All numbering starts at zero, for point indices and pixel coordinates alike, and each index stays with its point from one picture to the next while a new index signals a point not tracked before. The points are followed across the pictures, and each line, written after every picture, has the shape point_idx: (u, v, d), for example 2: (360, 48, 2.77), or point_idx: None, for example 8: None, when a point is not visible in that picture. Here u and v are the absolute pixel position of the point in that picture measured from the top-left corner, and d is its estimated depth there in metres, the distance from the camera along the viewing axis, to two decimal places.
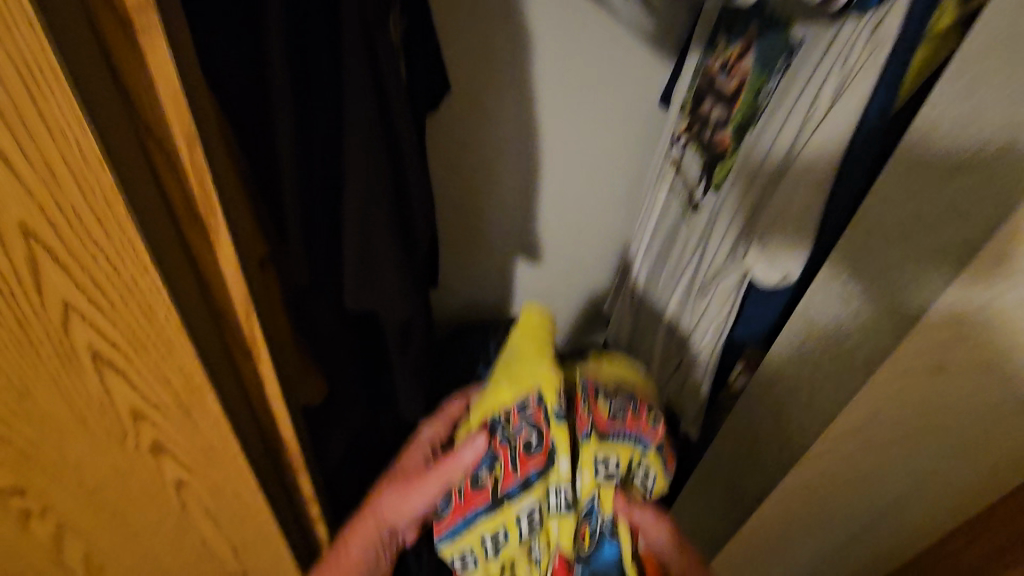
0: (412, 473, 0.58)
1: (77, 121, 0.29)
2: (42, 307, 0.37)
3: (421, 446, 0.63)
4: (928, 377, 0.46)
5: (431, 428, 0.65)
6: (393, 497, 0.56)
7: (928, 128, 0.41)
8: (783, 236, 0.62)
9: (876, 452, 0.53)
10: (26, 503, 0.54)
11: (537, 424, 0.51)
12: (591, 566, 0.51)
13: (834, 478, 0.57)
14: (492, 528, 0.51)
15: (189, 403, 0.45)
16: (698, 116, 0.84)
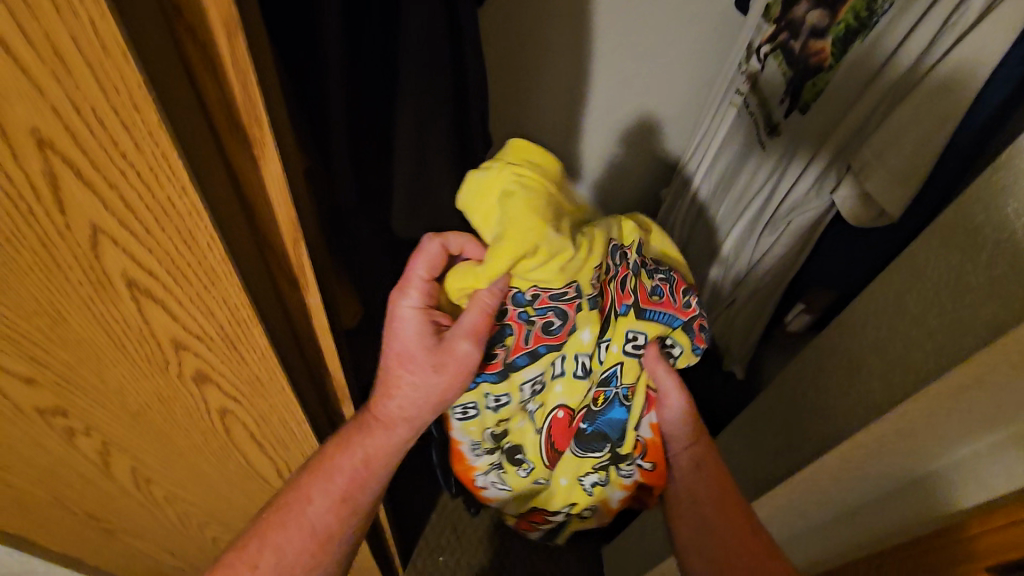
0: (427, 357, 0.51)
1: (95, 4, 0.22)
2: (68, 228, 0.32)
3: (413, 325, 0.52)
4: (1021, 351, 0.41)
5: (406, 297, 0.52)
6: (424, 376, 0.52)
7: None
8: (889, 171, 0.55)
9: (918, 428, 0.50)
10: (69, 422, 0.53)
11: (564, 309, 0.50)
12: (596, 424, 0.57)
13: (871, 449, 0.54)
14: (496, 391, 0.56)
15: (234, 336, 0.41)
16: (789, 21, 0.71)
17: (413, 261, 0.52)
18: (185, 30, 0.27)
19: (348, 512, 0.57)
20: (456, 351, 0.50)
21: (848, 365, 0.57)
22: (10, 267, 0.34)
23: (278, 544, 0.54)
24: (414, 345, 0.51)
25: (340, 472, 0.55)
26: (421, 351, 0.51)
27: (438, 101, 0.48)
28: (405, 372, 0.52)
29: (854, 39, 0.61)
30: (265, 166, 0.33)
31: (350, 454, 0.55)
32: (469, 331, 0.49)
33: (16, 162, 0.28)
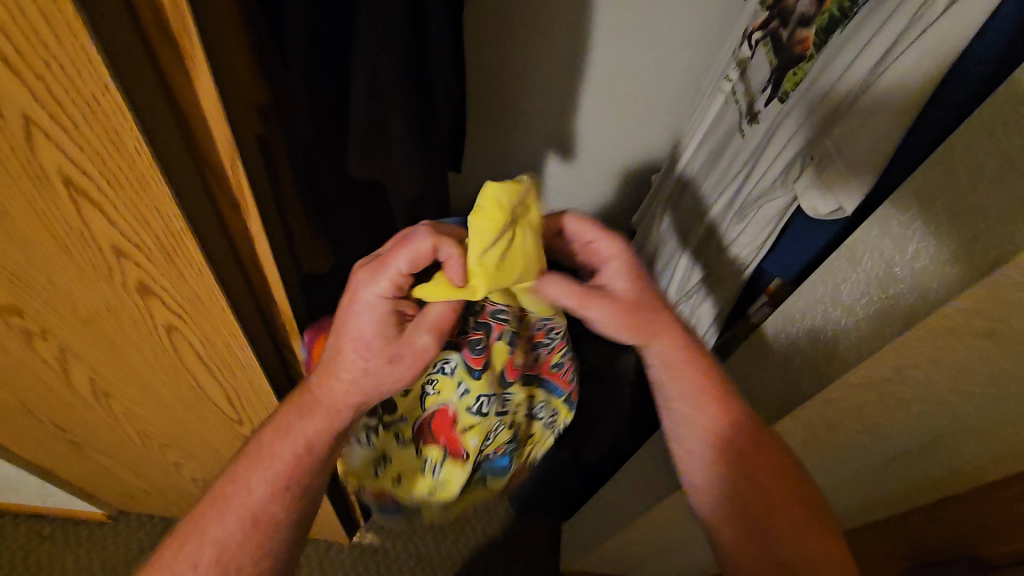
0: (395, 349, 0.57)
1: None
2: (2, 120, 0.34)
3: (374, 313, 0.56)
4: (931, 335, 0.43)
5: (380, 289, 0.55)
6: (376, 360, 0.57)
7: None
8: (848, 163, 0.55)
9: (851, 412, 0.52)
10: (26, 323, 0.56)
11: (487, 327, 0.67)
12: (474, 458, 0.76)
13: (805, 426, 0.57)
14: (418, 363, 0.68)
15: (172, 249, 0.43)
16: (780, 8, 0.71)
17: (398, 254, 0.53)
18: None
19: (289, 501, 0.56)
20: (414, 345, 0.58)
21: (787, 348, 0.59)
22: None
23: (221, 540, 0.53)
24: (373, 334, 0.56)
25: (281, 458, 0.56)
26: (377, 341, 0.57)
27: (398, 41, 0.48)
28: (358, 355, 0.57)
29: (836, 29, 0.61)
30: (195, 72, 0.35)
31: (290, 440, 0.57)
32: (432, 325, 0.58)
33: None
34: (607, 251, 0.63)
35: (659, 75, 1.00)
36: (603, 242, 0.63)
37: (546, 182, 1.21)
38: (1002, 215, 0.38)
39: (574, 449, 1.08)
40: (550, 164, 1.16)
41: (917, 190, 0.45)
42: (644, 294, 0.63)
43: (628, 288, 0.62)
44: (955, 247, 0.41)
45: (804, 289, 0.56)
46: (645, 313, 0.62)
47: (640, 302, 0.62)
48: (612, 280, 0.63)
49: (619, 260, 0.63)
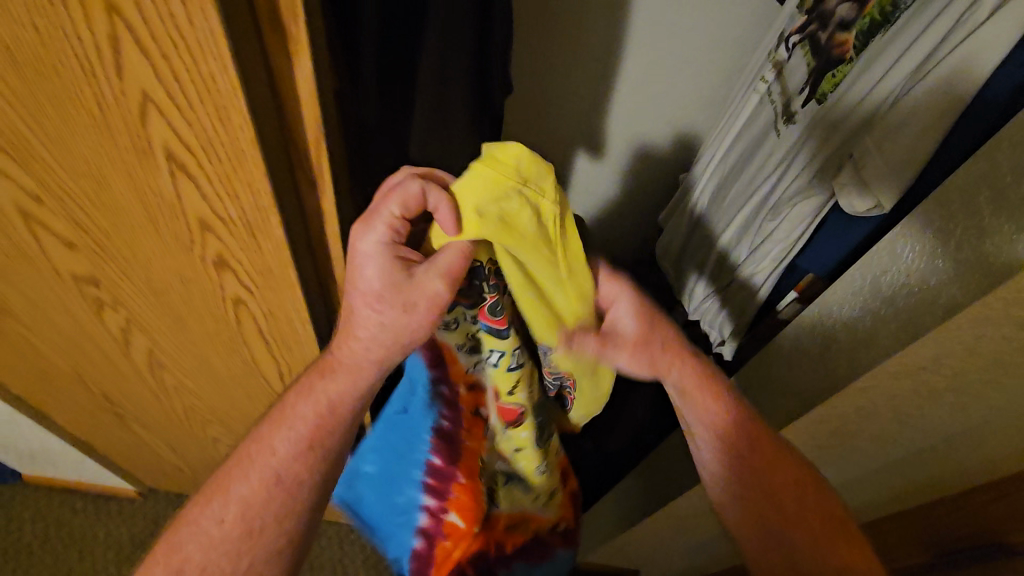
0: (403, 297, 0.52)
1: None
2: (122, 95, 0.37)
3: (377, 263, 0.52)
4: (970, 325, 0.46)
5: (375, 236, 0.51)
6: (392, 314, 0.53)
7: None
8: (887, 160, 0.57)
9: (889, 402, 0.54)
10: (100, 293, 0.59)
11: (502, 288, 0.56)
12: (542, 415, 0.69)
13: (840, 414, 0.59)
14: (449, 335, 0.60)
15: (255, 223, 0.46)
16: (819, 13, 0.73)
17: (385, 199, 0.50)
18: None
19: (310, 463, 0.55)
20: (426, 293, 0.51)
21: (826, 340, 0.61)
22: (70, 126, 0.40)
23: (244, 497, 0.53)
24: (382, 285, 0.52)
25: (303, 419, 0.56)
26: (387, 292, 0.52)
27: (465, 31, 0.50)
28: (371, 311, 0.53)
29: (877, 33, 0.63)
30: (297, 57, 0.38)
31: (312, 401, 0.56)
32: (442, 269, 0.50)
33: (86, 22, 0.33)
34: (613, 298, 0.61)
35: (692, 75, 1.02)
36: (609, 291, 0.61)
37: (575, 178, 1.23)
38: None
39: (598, 440, 1.10)
40: (580, 160, 1.19)
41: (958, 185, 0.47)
42: (654, 336, 0.62)
43: (638, 331, 0.61)
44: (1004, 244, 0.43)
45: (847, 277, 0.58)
46: (656, 358, 0.61)
47: (649, 346, 0.61)
48: (621, 322, 0.61)
49: (626, 303, 0.61)
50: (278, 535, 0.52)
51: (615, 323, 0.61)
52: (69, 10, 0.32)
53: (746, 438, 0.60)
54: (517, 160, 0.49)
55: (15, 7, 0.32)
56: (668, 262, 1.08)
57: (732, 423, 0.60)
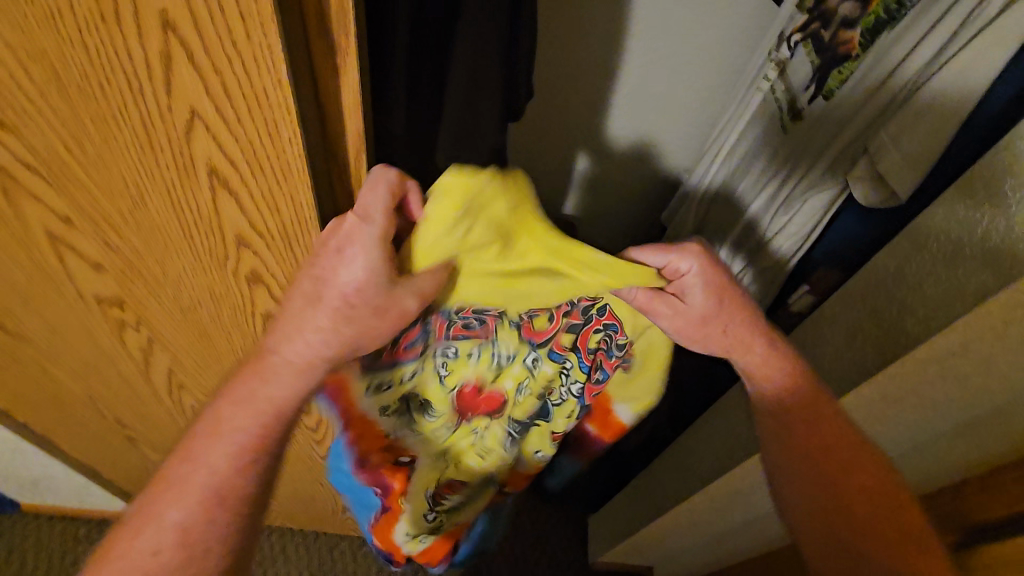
0: (377, 306, 0.46)
1: None
2: (170, 113, 0.36)
3: (361, 265, 0.44)
4: (999, 314, 0.47)
5: (372, 234, 0.43)
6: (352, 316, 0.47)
7: None
8: (902, 153, 0.58)
9: (917, 388, 0.56)
10: (123, 314, 0.58)
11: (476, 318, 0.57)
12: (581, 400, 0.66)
13: (867, 402, 0.61)
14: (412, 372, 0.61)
15: (294, 236, 0.46)
16: (820, 12, 0.75)
17: (377, 193, 0.41)
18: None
19: (252, 475, 0.49)
20: (397, 308, 0.47)
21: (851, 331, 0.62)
22: (111, 146, 0.39)
23: (180, 523, 0.47)
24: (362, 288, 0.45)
25: (246, 431, 0.49)
26: (363, 293, 0.45)
27: (494, 39, 0.51)
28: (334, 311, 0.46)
29: (884, 30, 0.65)
30: (345, 71, 0.37)
31: (249, 409, 0.49)
32: (418, 286, 0.46)
33: (139, 41, 0.32)
34: (687, 267, 0.52)
35: (692, 75, 1.04)
36: (682, 258, 0.52)
37: (575, 181, 1.25)
38: None
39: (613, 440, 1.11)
40: (580, 163, 1.20)
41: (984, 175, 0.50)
42: (724, 304, 0.55)
43: (707, 300, 0.54)
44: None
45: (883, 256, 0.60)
46: (721, 326, 0.56)
47: (715, 314, 0.55)
48: (690, 293, 0.53)
49: (696, 273, 0.52)
50: (223, 555, 0.48)
51: (682, 292, 0.53)
52: (123, 30, 0.32)
53: (794, 397, 0.58)
54: (456, 198, 0.41)
55: (68, 28, 0.32)
56: None
57: (784, 385, 0.58)
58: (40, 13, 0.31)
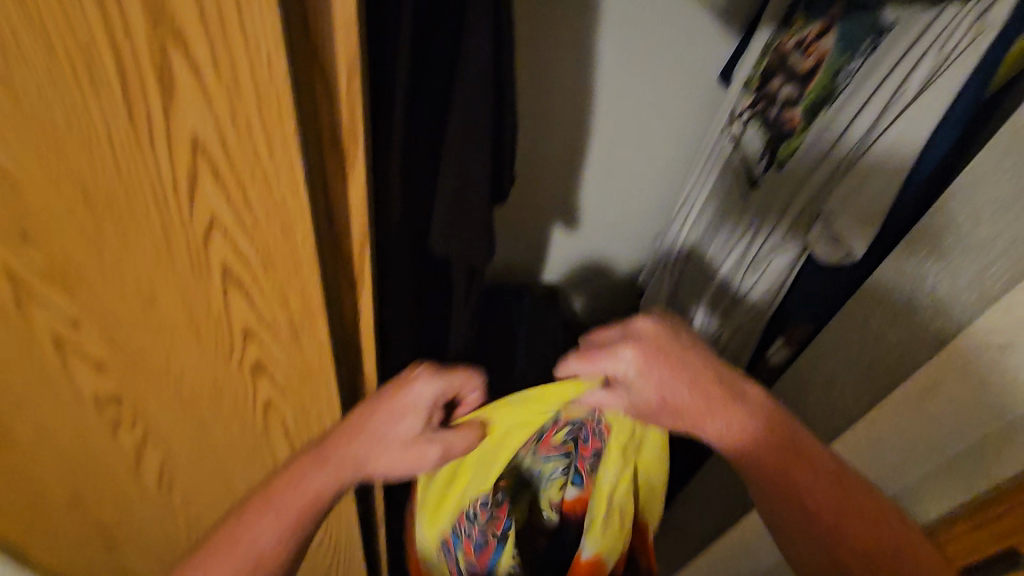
0: (409, 443, 0.55)
1: (278, 53, 0.31)
2: (190, 219, 0.39)
3: (416, 408, 0.55)
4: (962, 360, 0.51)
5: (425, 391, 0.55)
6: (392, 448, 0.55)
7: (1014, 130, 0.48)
8: (853, 214, 0.64)
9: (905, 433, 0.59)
10: (120, 412, 0.58)
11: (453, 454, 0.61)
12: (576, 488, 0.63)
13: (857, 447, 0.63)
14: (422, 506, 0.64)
15: (300, 326, 0.48)
16: (765, 93, 0.85)
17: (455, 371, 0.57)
18: (312, 54, 0.35)
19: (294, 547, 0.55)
20: (419, 456, 0.55)
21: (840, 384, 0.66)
22: (129, 252, 0.41)
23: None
24: (408, 420, 0.55)
25: (289, 511, 0.54)
26: (400, 431, 0.55)
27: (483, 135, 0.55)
28: (383, 426, 0.55)
29: (822, 108, 0.73)
30: (353, 173, 0.41)
31: (299, 491, 0.54)
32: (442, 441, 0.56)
33: (168, 158, 0.35)
34: (620, 369, 0.52)
35: (654, 148, 1.13)
36: (615, 362, 0.52)
37: (553, 251, 1.31)
38: (998, 270, 0.49)
39: None
40: (556, 232, 1.27)
41: (926, 231, 0.56)
42: (670, 398, 0.53)
43: (650, 396, 0.53)
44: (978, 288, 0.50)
45: (850, 309, 0.65)
46: (674, 419, 0.54)
47: (663, 408, 0.53)
48: (631, 391, 0.53)
49: (634, 364, 0.52)
50: None
51: (623, 389, 0.53)
52: (155, 150, 0.35)
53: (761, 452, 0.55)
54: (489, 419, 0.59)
55: (103, 150, 0.35)
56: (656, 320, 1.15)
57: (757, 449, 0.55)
58: (79, 139, 0.34)
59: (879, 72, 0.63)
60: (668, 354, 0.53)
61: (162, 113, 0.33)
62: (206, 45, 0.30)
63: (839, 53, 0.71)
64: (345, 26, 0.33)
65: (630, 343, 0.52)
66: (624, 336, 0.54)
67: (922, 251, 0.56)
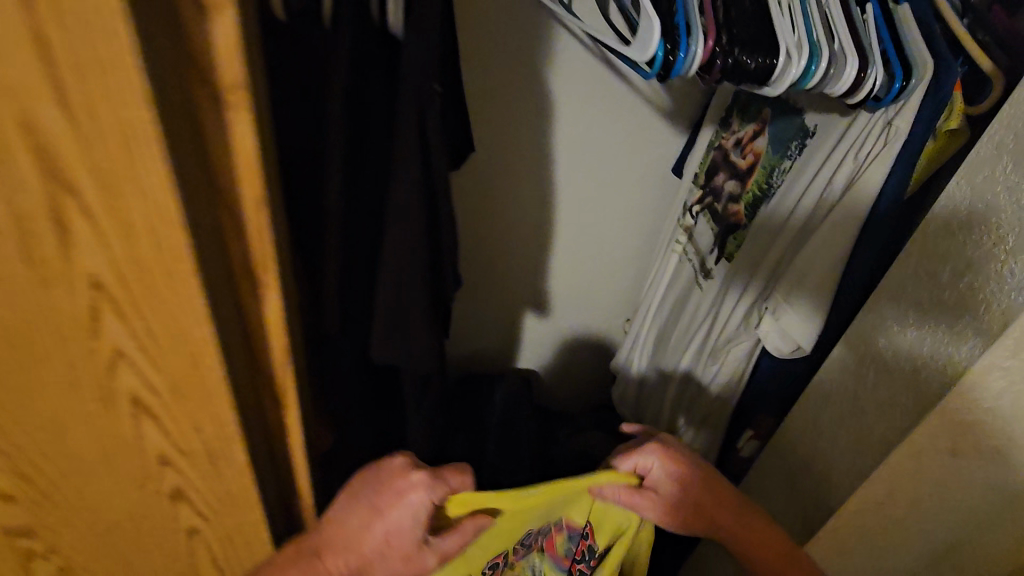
0: (404, 549, 0.49)
1: (172, 200, 0.31)
2: (94, 352, 0.38)
3: (408, 508, 0.49)
4: (910, 465, 0.50)
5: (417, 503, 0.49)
6: (387, 552, 0.49)
7: (925, 235, 0.49)
8: (797, 311, 0.64)
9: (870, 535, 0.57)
10: (31, 544, 0.54)
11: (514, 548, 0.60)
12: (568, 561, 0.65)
13: (825, 555, 0.60)
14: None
15: (218, 450, 0.46)
16: (711, 188, 0.88)
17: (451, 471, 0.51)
18: (218, 194, 0.35)
19: None
20: (417, 564, 0.50)
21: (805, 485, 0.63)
22: (30, 386, 0.40)
23: None
24: (405, 523, 0.49)
25: None
26: (400, 539, 0.49)
27: (420, 245, 0.56)
28: (375, 529, 0.49)
29: (761, 204, 0.75)
30: (268, 298, 0.41)
31: None
32: (441, 546, 0.50)
33: (66, 297, 0.35)
34: (648, 466, 0.56)
35: (617, 237, 1.15)
36: (643, 458, 0.56)
37: (525, 338, 1.30)
38: (934, 376, 0.48)
39: None
40: (528, 320, 1.27)
41: (856, 333, 0.56)
42: (689, 495, 0.56)
43: (677, 492, 0.56)
44: (914, 392, 0.49)
45: (800, 405, 0.64)
46: (695, 517, 0.57)
47: (692, 505, 0.57)
48: (661, 491, 0.56)
49: (660, 466, 0.56)
50: None
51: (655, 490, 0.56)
52: (51, 290, 0.35)
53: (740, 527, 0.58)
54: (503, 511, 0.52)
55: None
56: (629, 408, 1.13)
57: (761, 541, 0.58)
58: None
59: (807, 173, 0.65)
60: (690, 460, 0.58)
61: (58, 260, 0.33)
62: (99, 195, 0.31)
63: (774, 152, 0.73)
64: (248, 167, 0.34)
65: (654, 441, 0.57)
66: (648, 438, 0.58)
67: (851, 350, 0.56)
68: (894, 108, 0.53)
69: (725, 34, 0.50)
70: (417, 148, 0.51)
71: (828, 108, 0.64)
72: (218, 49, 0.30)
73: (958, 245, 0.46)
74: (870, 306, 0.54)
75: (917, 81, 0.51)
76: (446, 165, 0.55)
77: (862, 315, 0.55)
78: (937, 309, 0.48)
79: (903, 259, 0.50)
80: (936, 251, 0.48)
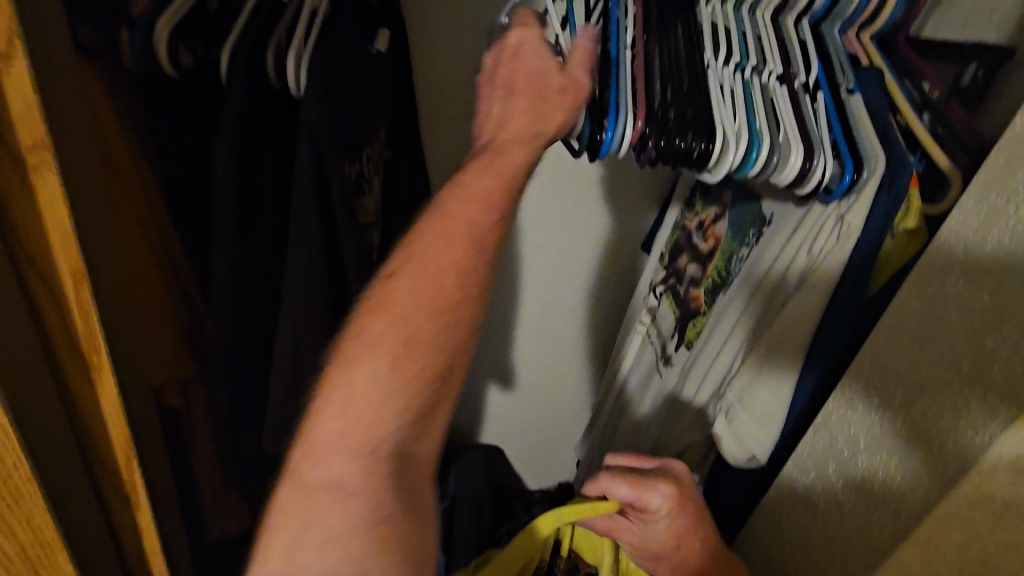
0: (551, 73, 0.43)
1: None
2: None
3: (528, 43, 0.44)
4: None
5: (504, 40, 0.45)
6: (542, 93, 0.43)
7: (877, 347, 0.43)
8: (751, 415, 0.56)
9: None
10: None
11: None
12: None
13: None
14: None
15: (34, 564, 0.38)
16: (674, 269, 0.82)
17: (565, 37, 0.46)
18: (30, 266, 0.30)
19: None
20: (574, 84, 0.43)
21: None
22: None
23: None
24: (535, 57, 0.44)
25: None
26: (531, 48, 0.44)
27: (321, 321, 0.50)
28: (523, 83, 0.44)
29: (720, 291, 0.70)
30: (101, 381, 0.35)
31: None
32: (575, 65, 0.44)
33: None
34: (650, 501, 0.53)
35: (585, 310, 1.10)
36: (650, 495, 0.53)
37: (488, 411, 1.22)
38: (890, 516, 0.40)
39: None
40: (490, 392, 1.19)
41: (806, 450, 0.49)
42: (682, 545, 0.53)
43: (665, 538, 0.53)
44: (867, 530, 0.42)
45: (751, 522, 0.57)
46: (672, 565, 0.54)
47: (674, 552, 0.53)
48: (652, 526, 0.54)
49: (662, 502, 0.53)
50: None
51: (645, 523, 0.54)
52: None
53: None
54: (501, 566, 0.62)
55: None
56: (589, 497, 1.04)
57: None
58: None
59: (763, 264, 0.61)
60: (696, 508, 0.54)
61: None
62: None
63: (732, 238, 0.70)
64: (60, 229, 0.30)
65: (664, 482, 0.53)
66: (663, 476, 0.55)
67: (802, 468, 0.49)
68: (847, 202, 0.49)
69: (657, 117, 0.47)
70: (316, 218, 0.47)
71: (782, 198, 0.60)
72: (10, 103, 0.26)
73: (913, 361, 0.40)
74: (819, 423, 0.47)
75: (868, 174, 0.47)
76: (353, 240, 0.50)
77: (812, 430, 0.48)
78: (894, 430, 0.41)
79: (859, 370, 0.44)
80: (892, 364, 0.42)
